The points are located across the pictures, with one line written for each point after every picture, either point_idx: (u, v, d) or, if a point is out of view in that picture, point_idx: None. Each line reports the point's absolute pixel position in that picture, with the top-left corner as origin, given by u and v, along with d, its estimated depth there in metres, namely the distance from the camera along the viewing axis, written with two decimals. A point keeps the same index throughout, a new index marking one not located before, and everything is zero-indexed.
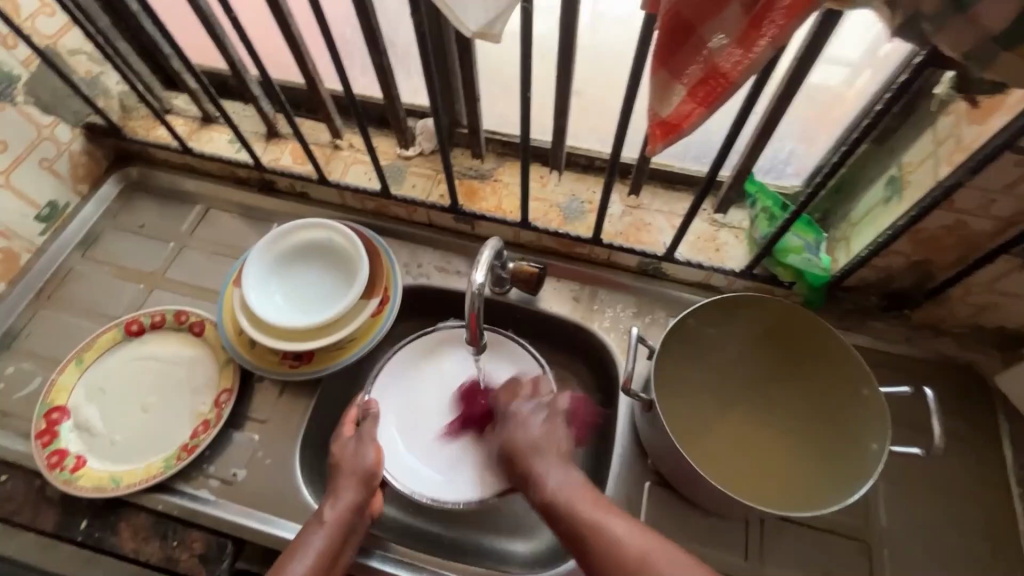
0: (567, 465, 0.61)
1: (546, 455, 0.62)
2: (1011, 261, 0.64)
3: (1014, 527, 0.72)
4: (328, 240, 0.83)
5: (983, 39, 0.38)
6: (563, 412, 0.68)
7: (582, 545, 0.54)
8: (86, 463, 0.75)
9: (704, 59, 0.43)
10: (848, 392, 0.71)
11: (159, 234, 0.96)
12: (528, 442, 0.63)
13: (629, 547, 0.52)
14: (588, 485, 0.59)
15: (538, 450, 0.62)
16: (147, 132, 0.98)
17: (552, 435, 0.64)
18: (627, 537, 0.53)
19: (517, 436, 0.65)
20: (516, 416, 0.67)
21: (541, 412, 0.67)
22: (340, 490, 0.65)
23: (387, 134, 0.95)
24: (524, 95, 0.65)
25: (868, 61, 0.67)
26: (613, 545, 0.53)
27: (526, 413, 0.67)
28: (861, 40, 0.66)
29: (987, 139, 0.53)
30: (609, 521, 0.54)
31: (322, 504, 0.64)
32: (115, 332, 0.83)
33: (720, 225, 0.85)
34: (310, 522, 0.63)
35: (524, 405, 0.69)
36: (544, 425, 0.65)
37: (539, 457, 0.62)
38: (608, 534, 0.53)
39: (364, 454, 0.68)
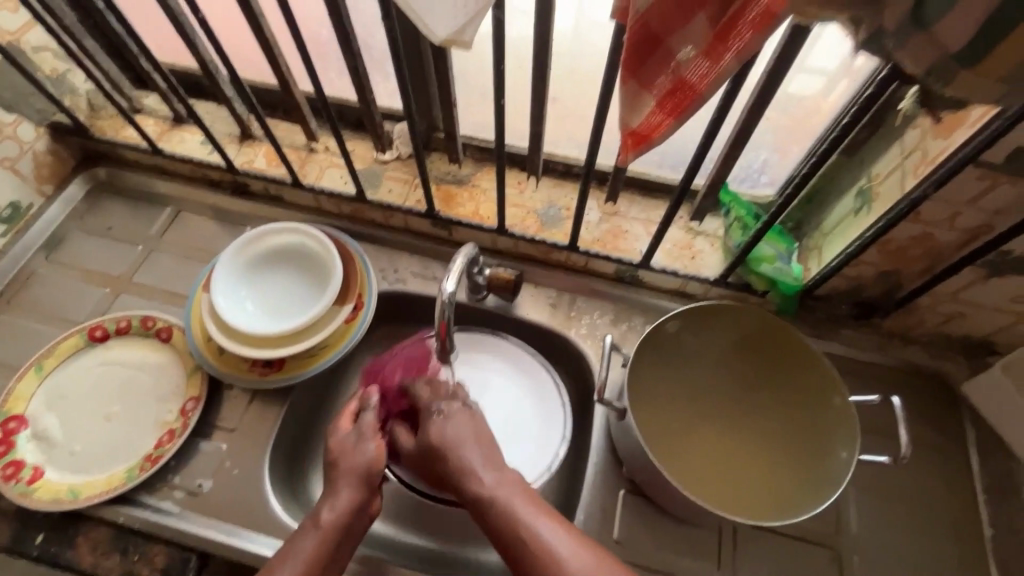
0: (498, 463, 0.56)
1: (472, 447, 0.56)
2: (975, 272, 0.65)
3: (979, 534, 0.73)
4: (302, 246, 0.82)
5: (942, 56, 0.39)
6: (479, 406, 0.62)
7: (513, 550, 0.49)
8: (43, 475, 0.72)
9: (672, 71, 0.43)
10: (820, 402, 0.72)
11: (127, 237, 0.94)
12: (447, 436, 0.57)
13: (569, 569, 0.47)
14: (521, 484, 0.54)
15: (465, 445, 0.56)
16: (115, 132, 0.96)
17: (473, 433, 0.58)
18: (570, 552, 0.48)
19: (442, 427, 0.58)
20: (434, 412, 0.61)
21: (460, 408, 0.61)
22: (339, 489, 0.60)
23: (363, 137, 0.93)
24: (499, 102, 0.65)
25: (843, 71, 0.69)
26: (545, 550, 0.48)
27: (444, 410, 0.60)
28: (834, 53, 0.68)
29: (951, 153, 0.54)
30: (540, 526, 0.49)
31: (317, 504, 0.59)
32: (77, 338, 0.80)
33: (696, 233, 0.85)
34: (306, 521, 0.59)
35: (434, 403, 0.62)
36: (455, 418, 0.59)
37: (458, 452, 0.56)
38: (536, 539, 0.49)
39: (363, 453, 0.62)
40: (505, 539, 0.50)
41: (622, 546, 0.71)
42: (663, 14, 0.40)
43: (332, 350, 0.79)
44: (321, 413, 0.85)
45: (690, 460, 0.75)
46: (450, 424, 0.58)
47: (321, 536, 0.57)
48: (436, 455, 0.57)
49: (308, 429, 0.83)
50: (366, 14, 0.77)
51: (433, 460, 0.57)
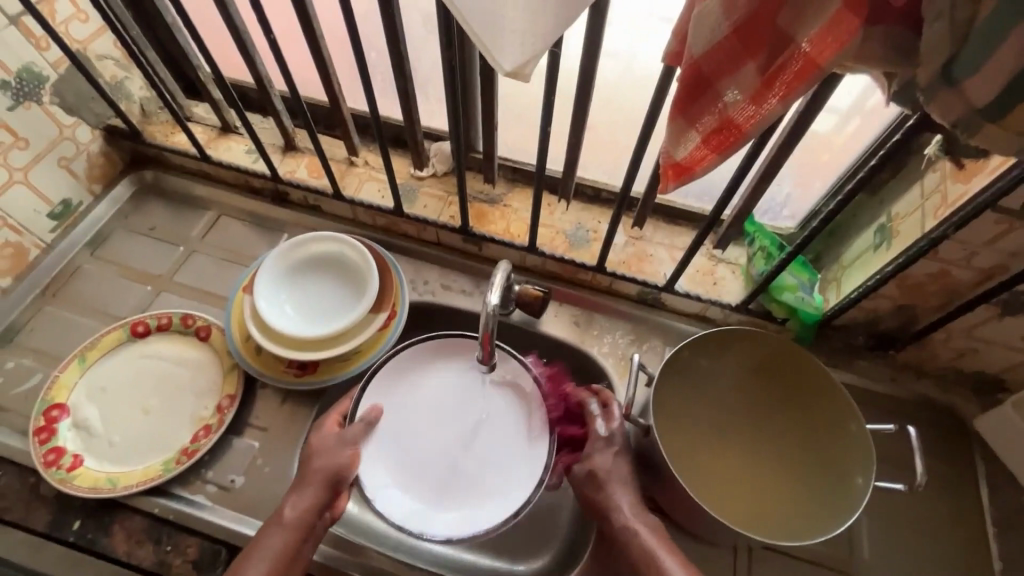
0: (637, 497, 0.67)
1: (623, 493, 0.66)
2: (990, 310, 0.68)
3: (988, 567, 0.74)
4: (341, 255, 0.86)
5: (969, 111, 0.42)
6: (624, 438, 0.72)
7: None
8: (82, 463, 0.75)
9: (720, 110, 0.46)
10: (837, 427, 0.74)
11: (170, 238, 0.98)
12: (602, 474, 0.67)
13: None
14: (657, 526, 0.64)
15: (613, 477, 0.67)
16: (166, 137, 1.01)
17: (626, 476, 0.68)
18: None
19: (598, 460, 0.68)
20: (594, 444, 0.70)
21: (609, 447, 0.69)
22: (304, 488, 0.66)
23: (403, 154, 0.98)
24: (544, 129, 0.69)
25: (855, 111, 0.72)
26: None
27: (604, 440, 0.70)
28: (849, 95, 0.71)
29: (969, 197, 0.58)
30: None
31: (284, 500, 0.65)
32: (119, 333, 0.83)
33: (718, 261, 0.89)
34: (273, 518, 0.65)
35: (596, 428, 0.70)
36: (614, 451, 0.69)
37: (612, 492, 0.66)
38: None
39: (336, 458, 0.68)
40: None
41: None
42: (715, 61, 0.43)
43: (365, 357, 0.82)
44: None
45: (710, 476, 0.77)
46: (608, 466, 0.68)
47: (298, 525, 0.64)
48: (591, 484, 0.67)
49: None
50: (419, 41, 0.83)
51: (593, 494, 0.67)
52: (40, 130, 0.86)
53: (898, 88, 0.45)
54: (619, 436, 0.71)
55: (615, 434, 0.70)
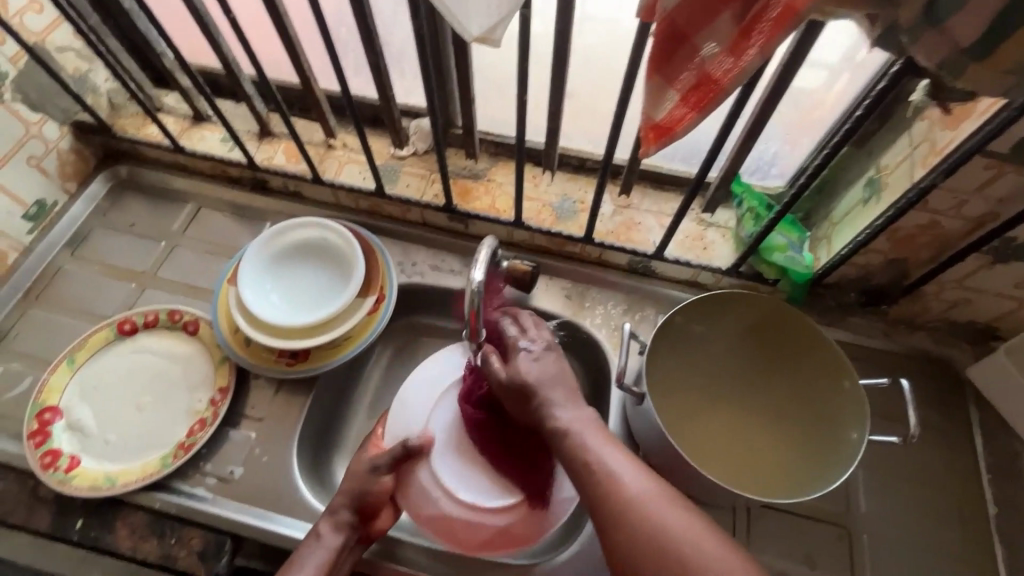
0: (578, 402, 0.62)
1: (558, 395, 0.62)
2: (981, 258, 0.67)
3: (983, 511, 0.75)
4: (323, 240, 0.84)
5: (953, 52, 0.42)
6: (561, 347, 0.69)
7: (588, 485, 0.54)
8: (79, 463, 0.75)
9: (697, 66, 0.45)
10: (831, 387, 0.74)
11: (151, 232, 0.96)
12: (536, 376, 0.63)
13: (631, 491, 0.51)
14: (598, 423, 0.60)
15: (546, 383, 0.63)
16: (136, 130, 0.98)
17: (565, 378, 0.64)
18: (635, 481, 0.52)
19: (523, 365, 0.65)
20: (523, 348, 0.67)
21: (545, 354, 0.66)
22: (336, 509, 0.68)
23: (381, 133, 0.96)
24: (522, 97, 0.67)
25: (846, 65, 0.71)
26: (614, 484, 0.52)
27: (535, 351, 0.66)
28: (841, 46, 0.69)
29: (959, 143, 0.57)
30: (614, 459, 0.54)
31: (321, 519, 0.68)
32: (107, 332, 0.83)
33: (708, 225, 0.87)
34: (307, 537, 0.67)
35: (523, 339, 0.68)
36: (541, 360, 0.66)
37: (550, 391, 0.62)
38: (609, 470, 0.54)
39: (366, 483, 0.68)
40: (582, 467, 0.55)
41: None
42: (689, 13, 0.42)
43: (356, 341, 0.81)
44: (343, 404, 0.88)
45: (704, 441, 0.77)
46: (541, 369, 0.64)
47: (345, 538, 0.67)
48: (522, 388, 0.63)
49: (332, 418, 0.86)
50: (387, 13, 0.80)
51: (523, 398, 0.64)
52: (6, 129, 0.83)
53: (881, 32, 0.43)
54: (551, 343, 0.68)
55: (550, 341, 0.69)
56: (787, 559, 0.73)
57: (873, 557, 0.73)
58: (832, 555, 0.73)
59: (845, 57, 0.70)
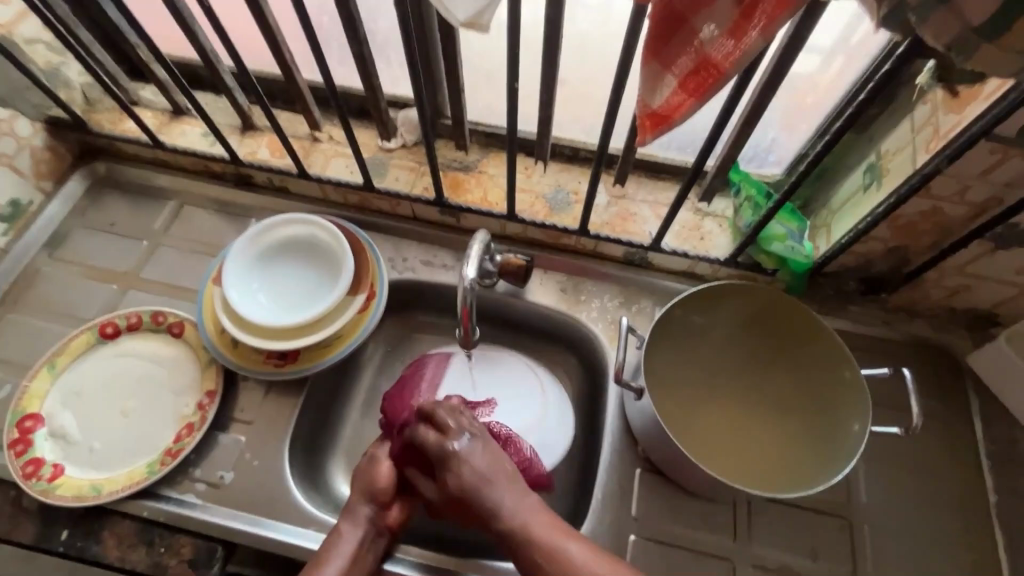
0: (521, 489, 0.61)
1: (499, 491, 0.60)
2: (984, 244, 0.66)
3: (984, 499, 0.75)
4: (310, 237, 0.82)
5: (964, 31, 0.40)
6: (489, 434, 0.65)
7: None
8: (63, 472, 0.72)
9: (696, 49, 0.43)
10: (832, 378, 0.73)
11: (132, 232, 0.93)
12: (474, 479, 0.60)
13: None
14: (544, 508, 0.60)
15: (488, 483, 0.60)
16: (113, 125, 0.94)
17: (501, 469, 0.62)
18: (581, 559, 0.56)
19: (461, 475, 0.61)
20: (456, 453, 0.62)
21: (480, 448, 0.63)
22: (353, 504, 0.67)
23: (368, 126, 0.93)
24: (512, 86, 0.64)
25: (841, 47, 0.70)
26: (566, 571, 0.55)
27: (466, 452, 0.62)
28: (837, 24, 0.68)
29: (964, 127, 0.55)
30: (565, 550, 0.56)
31: (341, 517, 0.67)
32: (89, 335, 0.80)
33: (705, 215, 0.86)
34: (331, 535, 0.66)
35: (452, 442, 0.62)
36: (472, 457, 0.62)
37: (492, 495, 0.59)
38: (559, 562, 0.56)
39: (376, 473, 0.68)
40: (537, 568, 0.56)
41: (640, 523, 0.73)
42: None
43: (347, 340, 0.79)
44: (336, 405, 0.86)
45: (703, 435, 0.76)
46: (476, 471, 0.61)
47: (363, 532, 0.65)
48: (463, 497, 0.60)
49: (325, 419, 0.84)
50: None
51: (463, 504, 0.61)
52: None
53: (889, 11, 0.41)
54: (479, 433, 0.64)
55: (473, 427, 0.65)
56: (789, 551, 0.72)
57: (875, 547, 0.72)
58: (834, 547, 0.72)
59: (841, 38, 0.69)
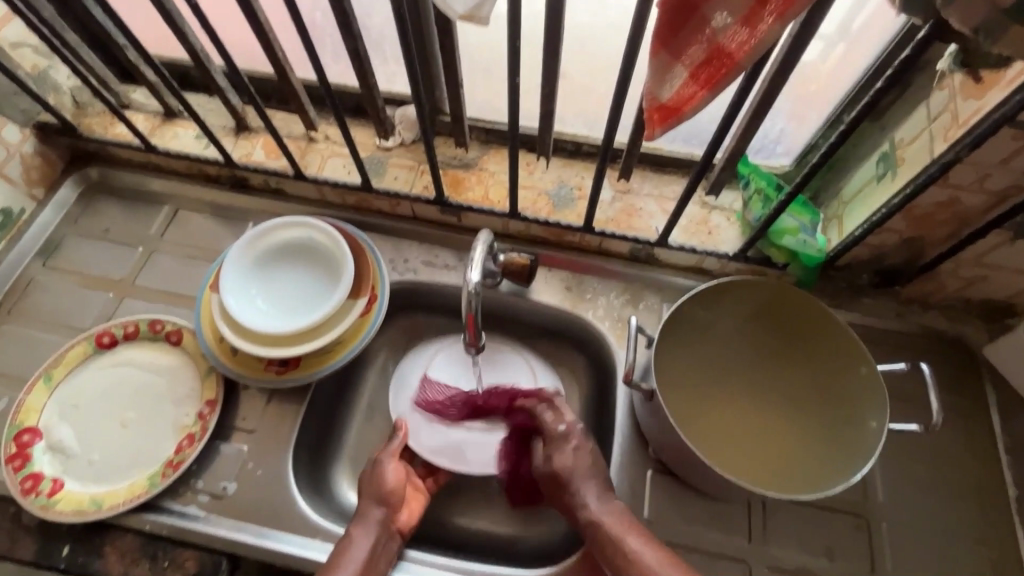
0: (608, 490, 0.65)
1: (588, 484, 0.65)
2: (1003, 234, 0.64)
3: (1003, 494, 0.73)
4: (309, 240, 0.80)
5: (993, 13, 0.38)
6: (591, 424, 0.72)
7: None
8: (63, 486, 0.71)
9: (708, 38, 0.41)
10: (846, 373, 0.71)
11: (127, 238, 0.91)
12: (573, 467, 0.67)
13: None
14: (625, 514, 0.63)
15: (581, 474, 0.66)
16: (104, 129, 0.92)
17: (592, 461, 0.67)
18: (651, 564, 0.58)
19: (560, 458, 0.68)
20: (559, 436, 0.70)
21: (585, 438, 0.69)
22: (364, 508, 0.66)
23: (364, 124, 0.91)
24: (512, 80, 0.62)
25: (842, 35, 0.68)
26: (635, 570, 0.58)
27: (570, 433, 0.69)
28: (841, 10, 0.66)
29: (984, 114, 0.53)
30: (633, 549, 0.59)
31: (353, 522, 0.65)
32: (85, 345, 0.78)
33: (712, 208, 0.84)
34: (343, 540, 0.64)
35: (561, 428, 0.70)
36: (575, 445, 0.68)
37: (582, 483, 0.65)
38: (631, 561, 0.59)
39: (383, 479, 0.68)
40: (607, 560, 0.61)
41: (653, 525, 0.72)
42: None
43: (349, 345, 0.77)
44: (339, 410, 0.84)
45: (715, 434, 0.74)
46: (576, 458, 0.67)
47: (374, 535, 0.64)
48: (557, 479, 0.67)
49: (328, 425, 0.82)
50: None
51: (556, 486, 0.67)
52: None
53: None
54: (581, 426, 0.71)
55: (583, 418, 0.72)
56: (805, 551, 0.70)
57: (893, 545, 0.71)
58: (851, 547, 0.71)
59: (842, 25, 0.68)
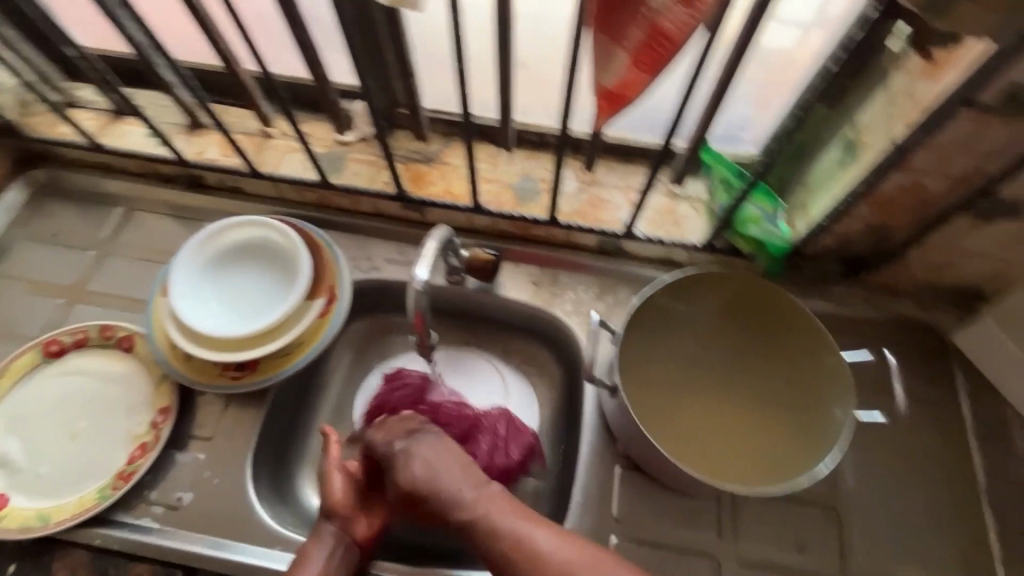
0: (476, 477, 0.58)
1: (449, 479, 0.57)
2: (967, 219, 0.63)
3: (972, 481, 0.73)
4: (265, 240, 0.78)
5: None
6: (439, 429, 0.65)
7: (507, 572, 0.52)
8: (9, 502, 0.68)
9: (646, 19, 0.39)
10: (813, 363, 0.70)
11: (78, 242, 0.87)
12: (423, 471, 0.58)
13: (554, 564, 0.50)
14: (504, 494, 0.56)
15: (436, 475, 0.58)
16: (49, 129, 0.89)
17: (454, 460, 0.59)
18: (552, 547, 0.51)
19: (412, 470, 0.59)
20: (407, 452, 0.60)
21: (426, 441, 0.61)
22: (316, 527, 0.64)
23: (322, 119, 0.88)
24: (460, 70, 0.60)
25: (819, 20, 0.65)
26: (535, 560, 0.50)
27: (411, 446, 0.61)
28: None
29: (941, 96, 0.52)
30: (539, 538, 0.52)
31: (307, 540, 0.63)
32: (33, 354, 0.76)
33: (678, 198, 0.82)
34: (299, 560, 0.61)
35: (395, 441, 0.63)
36: (424, 449, 0.60)
37: (439, 487, 0.57)
38: (527, 544, 0.52)
39: (331, 492, 0.66)
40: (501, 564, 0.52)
41: (622, 523, 0.70)
42: None
43: (308, 347, 0.75)
44: (302, 414, 0.82)
45: (683, 429, 0.73)
46: (426, 462, 0.59)
47: (330, 548, 0.62)
48: (416, 493, 0.58)
49: (291, 430, 0.80)
50: None
51: (417, 501, 0.58)
52: None
53: None
54: (428, 431, 0.63)
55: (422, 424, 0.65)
56: (775, 545, 0.70)
57: (863, 536, 0.70)
58: (821, 539, 0.70)
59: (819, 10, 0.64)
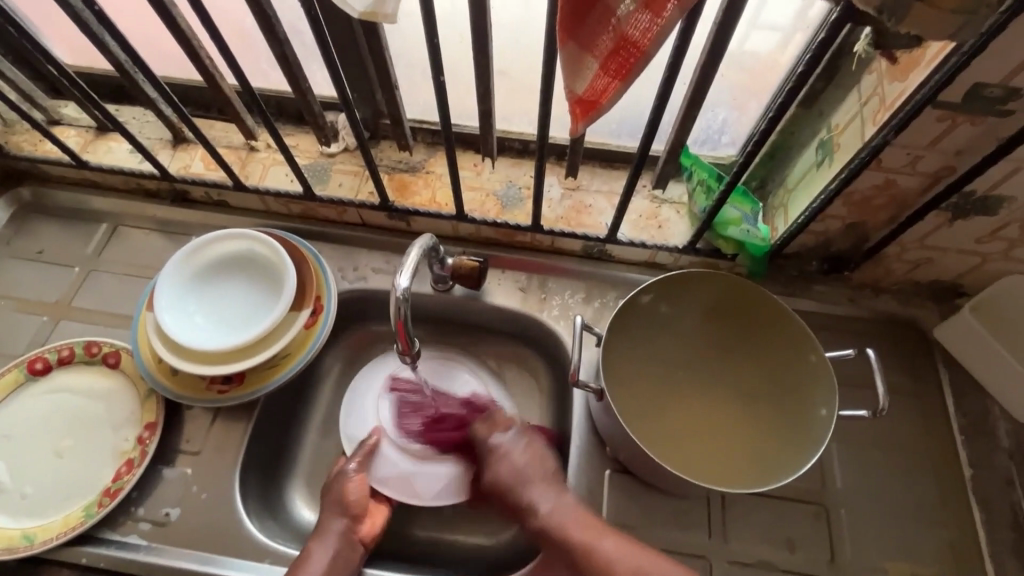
0: (555, 486, 0.65)
1: (534, 488, 0.64)
2: (941, 215, 0.64)
3: (958, 475, 0.73)
4: (250, 252, 0.78)
5: None
6: (536, 432, 0.71)
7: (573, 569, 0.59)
8: None
9: (613, 27, 0.40)
10: (796, 362, 0.70)
11: (63, 259, 0.87)
12: (512, 474, 0.66)
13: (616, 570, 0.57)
14: (577, 508, 0.63)
15: (524, 479, 0.65)
16: (34, 147, 0.89)
17: (540, 466, 0.67)
18: (614, 555, 0.58)
19: (501, 469, 0.67)
20: (500, 448, 0.69)
21: (519, 444, 0.69)
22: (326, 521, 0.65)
23: (306, 131, 0.88)
24: (438, 80, 0.61)
25: (798, 24, 0.66)
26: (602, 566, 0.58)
27: (506, 444, 0.69)
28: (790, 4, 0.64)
29: (907, 96, 0.53)
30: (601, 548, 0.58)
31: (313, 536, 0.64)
32: (16, 373, 0.75)
33: (661, 201, 0.83)
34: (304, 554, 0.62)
35: (494, 436, 0.71)
36: (517, 453, 0.68)
37: (526, 488, 0.65)
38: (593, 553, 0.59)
39: (347, 491, 0.68)
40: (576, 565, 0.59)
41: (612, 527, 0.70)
42: None
43: (295, 358, 0.75)
44: (291, 426, 0.81)
45: (670, 431, 0.73)
46: (515, 464, 0.67)
47: (335, 545, 0.64)
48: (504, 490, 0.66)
49: (280, 442, 0.80)
50: None
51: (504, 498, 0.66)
52: None
53: None
54: (521, 433, 0.70)
55: (520, 424, 0.72)
56: (765, 544, 0.70)
57: (852, 532, 0.71)
58: (811, 536, 0.70)
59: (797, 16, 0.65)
